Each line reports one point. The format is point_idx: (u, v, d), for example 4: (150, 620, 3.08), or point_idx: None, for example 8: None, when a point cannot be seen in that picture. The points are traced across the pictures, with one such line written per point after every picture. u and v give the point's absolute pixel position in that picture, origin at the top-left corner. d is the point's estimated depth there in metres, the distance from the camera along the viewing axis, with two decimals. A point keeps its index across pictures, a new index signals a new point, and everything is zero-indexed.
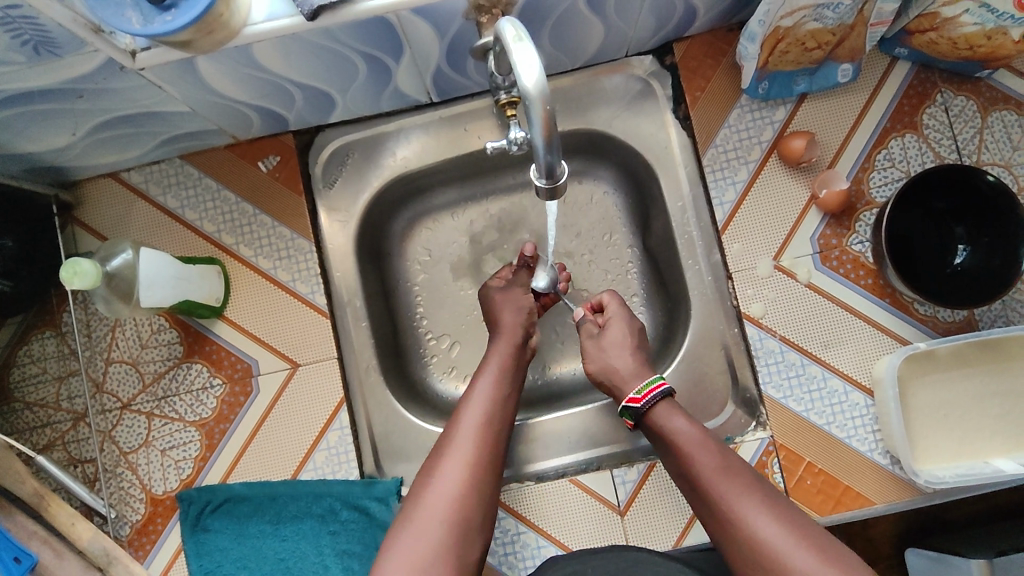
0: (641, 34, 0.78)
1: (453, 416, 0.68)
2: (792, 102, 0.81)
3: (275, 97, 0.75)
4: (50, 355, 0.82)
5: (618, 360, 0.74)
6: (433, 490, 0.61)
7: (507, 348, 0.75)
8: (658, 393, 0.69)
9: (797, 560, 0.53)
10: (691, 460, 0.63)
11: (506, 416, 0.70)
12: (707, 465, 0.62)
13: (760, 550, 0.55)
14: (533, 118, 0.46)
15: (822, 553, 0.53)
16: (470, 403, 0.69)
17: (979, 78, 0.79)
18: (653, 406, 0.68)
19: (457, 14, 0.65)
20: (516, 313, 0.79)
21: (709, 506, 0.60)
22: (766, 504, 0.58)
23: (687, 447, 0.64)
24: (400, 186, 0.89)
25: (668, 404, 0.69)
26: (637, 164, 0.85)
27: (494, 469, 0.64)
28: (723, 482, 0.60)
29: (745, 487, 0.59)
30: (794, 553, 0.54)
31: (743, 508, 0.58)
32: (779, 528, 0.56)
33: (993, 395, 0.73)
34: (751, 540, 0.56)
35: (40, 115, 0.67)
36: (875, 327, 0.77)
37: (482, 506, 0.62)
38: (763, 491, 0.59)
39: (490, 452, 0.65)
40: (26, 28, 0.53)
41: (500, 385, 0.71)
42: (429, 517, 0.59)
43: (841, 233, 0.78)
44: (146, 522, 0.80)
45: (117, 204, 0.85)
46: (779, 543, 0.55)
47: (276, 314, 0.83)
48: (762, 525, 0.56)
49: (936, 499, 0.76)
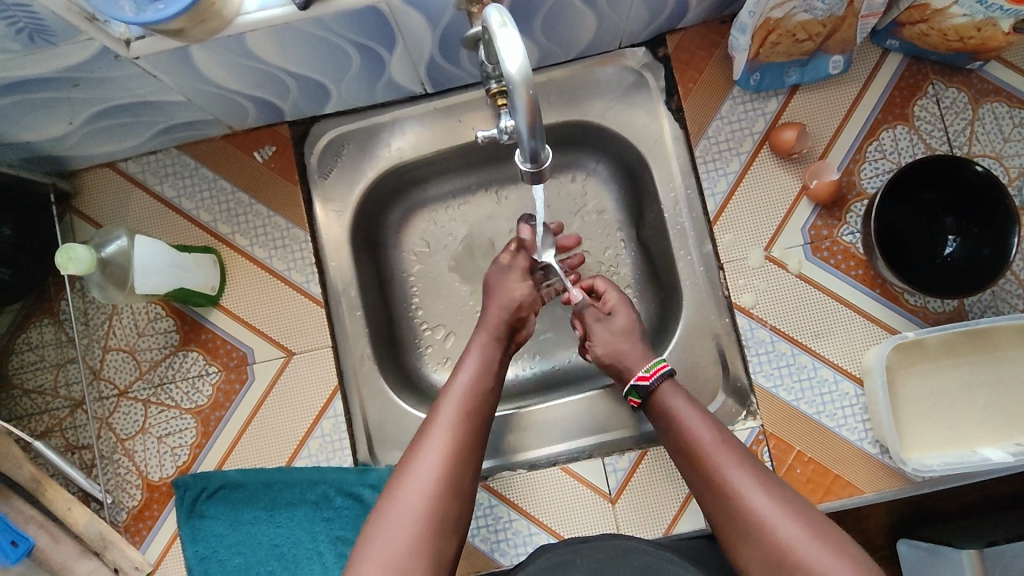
0: (634, 26, 0.78)
1: (432, 407, 0.68)
2: (784, 94, 0.81)
3: (270, 87, 0.75)
4: (48, 343, 0.83)
5: (627, 344, 0.73)
6: (408, 483, 0.61)
7: (488, 337, 0.75)
8: (664, 372, 0.68)
9: (788, 532, 0.55)
10: (691, 433, 0.63)
11: (486, 407, 0.69)
12: (706, 438, 0.63)
13: (754, 523, 0.56)
14: (516, 104, 0.47)
15: (812, 529, 0.55)
16: (449, 394, 0.68)
17: (970, 70, 0.79)
18: (660, 385, 0.68)
19: (449, 5, 0.65)
20: (506, 299, 0.77)
21: (704, 480, 0.61)
22: (759, 479, 0.59)
23: (685, 422, 0.64)
24: (395, 177, 0.89)
25: (672, 384, 0.69)
26: (630, 155, 0.86)
27: (471, 462, 0.64)
28: (721, 456, 0.61)
29: (740, 461, 0.60)
30: (785, 525, 0.55)
31: (736, 481, 0.59)
32: (774, 504, 0.57)
33: (981, 385, 0.73)
34: (744, 514, 0.57)
35: (38, 103, 0.67)
36: (864, 317, 0.77)
37: (456, 501, 0.62)
38: (756, 466, 0.60)
39: (467, 445, 0.65)
40: (21, 17, 0.54)
41: (480, 375, 0.70)
42: (404, 510, 0.59)
43: (832, 224, 0.79)
44: (142, 509, 0.81)
45: (115, 193, 0.85)
46: (771, 517, 0.56)
47: (271, 303, 0.84)
48: (756, 499, 0.57)
49: (926, 489, 0.76)
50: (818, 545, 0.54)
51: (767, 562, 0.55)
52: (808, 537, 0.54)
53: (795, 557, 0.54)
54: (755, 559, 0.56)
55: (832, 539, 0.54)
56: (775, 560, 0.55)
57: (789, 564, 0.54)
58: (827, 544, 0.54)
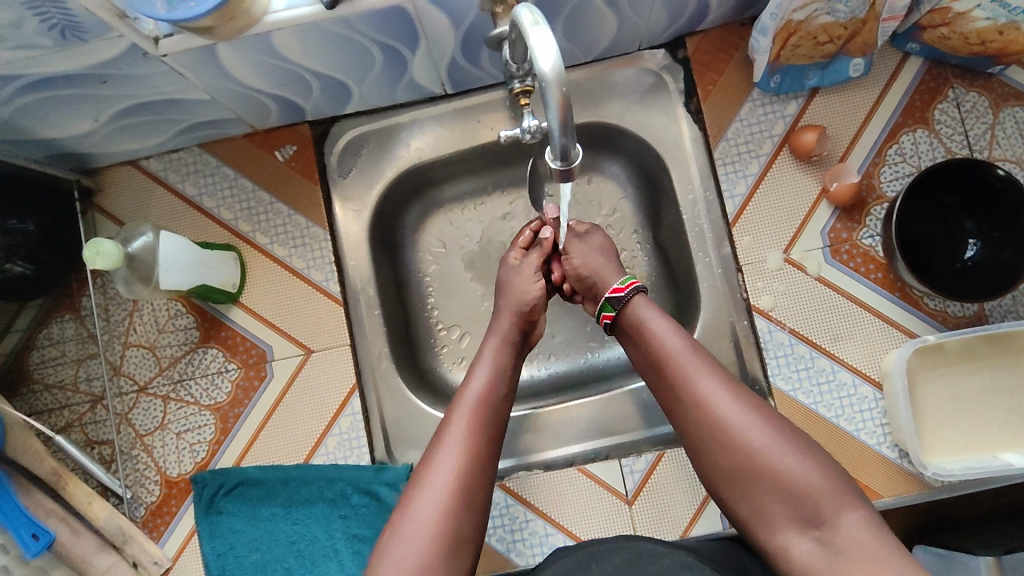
0: (654, 27, 0.79)
1: (446, 414, 0.65)
2: (804, 96, 0.81)
3: (294, 86, 0.76)
4: (70, 338, 0.84)
5: (603, 258, 0.75)
6: (421, 499, 0.58)
7: (501, 340, 0.72)
8: (637, 286, 0.69)
9: (756, 438, 0.56)
10: (662, 343, 0.63)
11: (500, 416, 0.66)
12: (676, 347, 0.62)
13: (723, 428, 0.57)
14: (548, 102, 0.47)
15: (780, 432, 0.57)
16: (463, 399, 0.65)
17: (990, 74, 0.79)
18: (633, 298, 0.68)
19: (473, 5, 0.66)
20: (516, 300, 0.74)
21: (671, 385, 0.61)
22: (727, 385, 0.59)
23: (656, 333, 0.64)
24: (413, 177, 0.90)
25: (645, 299, 0.69)
26: (648, 157, 0.86)
27: (487, 475, 0.61)
28: (691, 365, 0.61)
29: (710, 369, 0.60)
30: (753, 431, 0.56)
31: (705, 389, 0.59)
32: (743, 410, 0.58)
33: (1002, 390, 0.72)
34: (712, 419, 0.58)
35: (65, 100, 0.68)
36: (884, 321, 0.77)
37: (471, 516, 0.59)
38: (727, 373, 0.61)
39: (483, 456, 0.62)
40: (53, 13, 0.55)
41: (493, 382, 0.67)
42: (418, 524, 0.57)
43: (852, 227, 0.79)
44: (161, 504, 0.82)
45: (137, 191, 0.86)
46: (739, 422, 0.57)
47: (290, 301, 0.84)
48: (727, 407, 0.58)
49: (945, 494, 0.76)
50: (785, 452, 0.55)
51: (732, 466, 0.57)
52: (777, 443, 0.56)
53: (762, 460, 0.55)
54: (720, 463, 0.57)
55: (798, 442, 0.56)
56: (742, 464, 0.56)
57: (757, 467, 0.56)
58: (793, 448, 0.56)
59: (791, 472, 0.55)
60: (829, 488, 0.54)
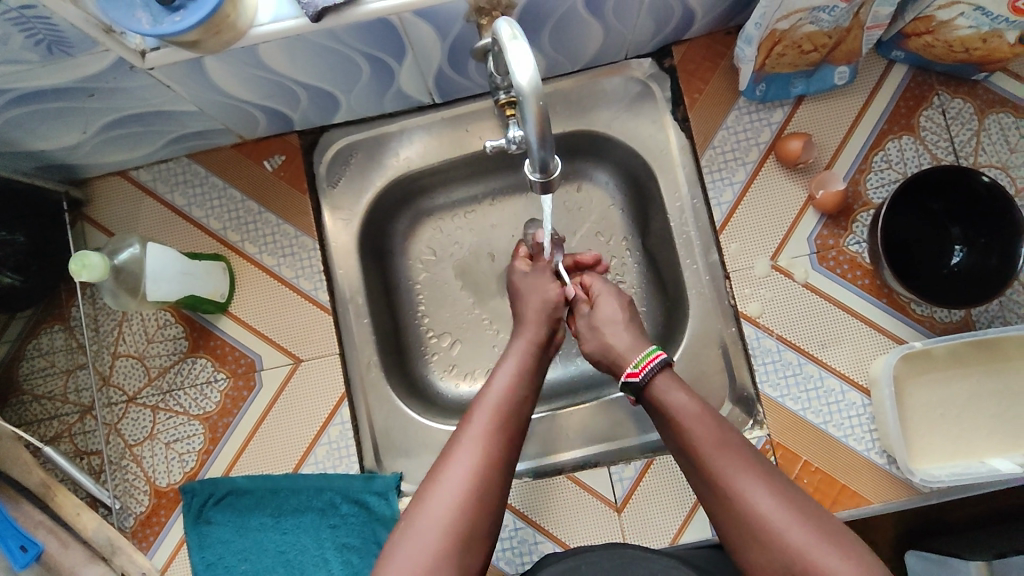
0: (640, 37, 0.79)
1: (467, 411, 0.65)
2: (790, 104, 0.81)
3: (281, 97, 0.76)
4: (58, 349, 0.84)
5: (613, 336, 0.72)
6: (436, 496, 0.58)
7: (526, 343, 0.72)
8: (655, 365, 0.66)
9: (796, 538, 0.53)
10: (689, 433, 0.61)
11: (522, 418, 0.66)
12: (704, 438, 0.60)
13: (757, 525, 0.54)
14: (527, 116, 0.47)
15: (819, 527, 0.53)
16: (486, 398, 0.65)
17: (975, 81, 0.79)
18: (652, 379, 0.66)
19: (459, 16, 0.66)
20: (540, 303, 0.76)
21: (706, 479, 0.59)
22: (762, 477, 0.57)
23: (683, 421, 0.62)
24: (402, 186, 0.90)
25: (667, 375, 0.66)
26: (636, 164, 0.86)
27: (504, 476, 0.61)
28: (722, 459, 0.58)
29: (747, 464, 0.58)
30: (792, 531, 0.53)
31: (742, 487, 0.56)
32: (782, 509, 0.55)
33: (990, 395, 0.72)
34: (746, 516, 0.55)
35: (52, 113, 0.69)
36: (871, 327, 0.77)
37: (485, 514, 0.59)
38: (764, 468, 0.58)
39: (501, 457, 0.61)
40: (39, 29, 0.55)
41: (516, 384, 0.67)
42: (431, 519, 0.57)
43: (838, 234, 0.79)
44: (150, 514, 0.82)
45: (126, 201, 0.86)
46: (774, 518, 0.54)
47: (279, 310, 0.84)
48: (762, 502, 0.55)
49: (934, 500, 0.75)
50: (828, 549, 0.52)
51: (772, 566, 0.53)
52: (815, 539, 0.52)
53: (801, 560, 0.52)
54: (760, 563, 0.54)
55: (842, 541, 0.53)
56: (781, 566, 0.53)
57: (797, 569, 0.52)
58: (834, 544, 0.52)
59: (833, 574, 0.51)
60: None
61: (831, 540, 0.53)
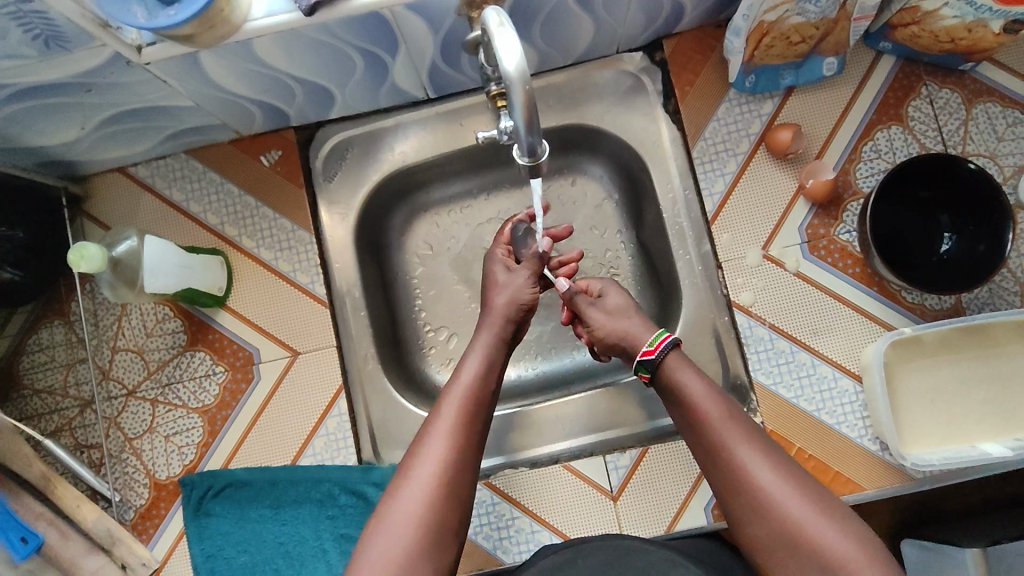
0: (631, 30, 0.80)
1: (433, 406, 0.65)
2: (780, 95, 0.82)
3: (277, 92, 0.77)
4: (58, 344, 0.85)
5: (627, 321, 0.72)
6: (408, 489, 0.59)
7: (493, 333, 0.73)
8: (669, 343, 0.66)
9: (795, 509, 0.54)
10: (696, 408, 0.62)
11: (488, 409, 0.67)
12: (712, 414, 0.61)
13: (761, 502, 0.56)
14: (514, 102, 0.48)
15: (818, 504, 0.55)
16: (451, 393, 0.66)
17: (962, 71, 0.80)
18: (666, 358, 0.66)
19: (450, 10, 0.67)
20: (512, 296, 0.75)
21: (711, 455, 0.60)
22: (766, 455, 0.58)
23: (691, 398, 0.62)
24: (398, 180, 0.91)
25: (678, 356, 0.66)
26: (628, 157, 0.87)
27: (471, 467, 0.62)
28: (727, 431, 0.59)
29: (749, 436, 0.59)
30: (791, 502, 0.55)
31: (745, 457, 0.58)
32: (782, 480, 0.56)
33: (979, 381, 0.73)
34: (751, 493, 0.56)
35: (51, 108, 0.70)
36: (862, 315, 0.78)
37: (454, 508, 0.60)
38: (764, 441, 0.59)
39: (468, 448, 0.62)
40: (37, 24, 0.56)
41: (482, 374, 0.68)
42: (400, 517, 0.58)
43: (829, 223, 0.80)
44: (150, 507, 0.82)
45: (124, 197, 0.87)
46: (776, 493, 0.55)
47: (277, 304, 0.85)
48: (763, 475, 0.56)
49: (926, 485, 0.76)
50: (823, 520, 0.53)
51: (773, 541, 0.55)
52: (814, 516, 0.54)
53: (801, 535, 0.53)
54: (761, 537, 0.56)
55: (836, 512, 0.54)
56: (780, 536, 0.54)
57: (793, 538, 0.54)
58: (829, 516, 0.54)
59: (831, 548, 0.52)
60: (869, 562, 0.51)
61: (825, 511, 0.54)
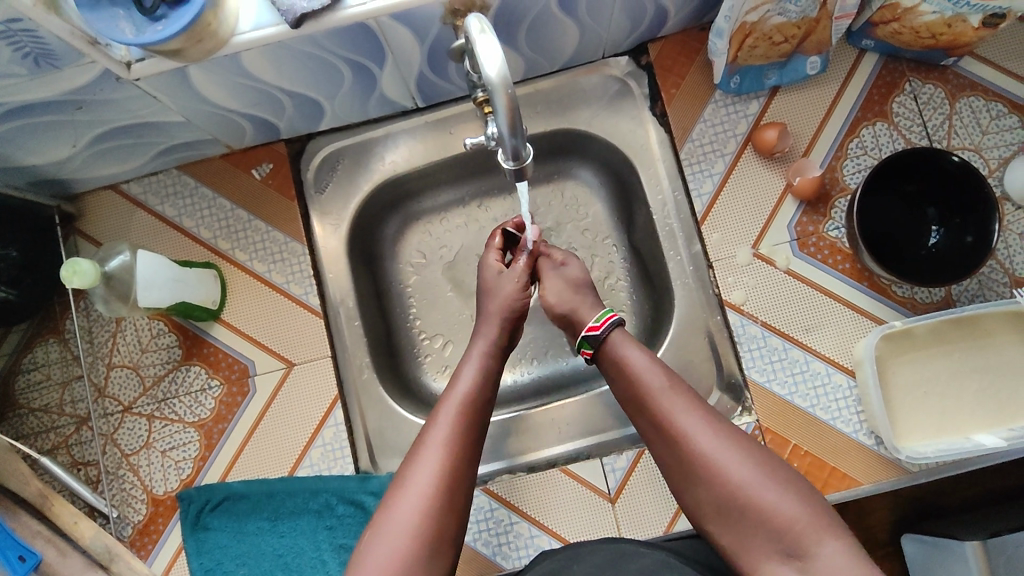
0: (616, 35, 0.81)
1: (433, 413, 0.65)
2: (764, 95, 0.83)
3: (266, 105, 0.78)
4: (54, 361, 0.85)
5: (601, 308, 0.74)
6: (404, 498, 0.59)
7: (488, 340, 0.73)
8: (613, 321, 0.69)
9: (739, 474, 0.56)
10: (640, 382, 0.64)
11: (485, 417, 0.67)
12: (657, 385, 0.63)
13: (705, 465, 0.58)
14: (498, 106, 0.49)
15: (761, 467, 0.57)
16: (449, 401, 0.66)
17: (945, 67, 0.81)
18: (610, 335, 0.69)
19: (435, 19, 0.68)
20: (502, 306, 0.74)
21: (655, 425, 0.62)
22: (708, 422, 0.60)
23: (636, 370, 0.64)
24: (389, 190, 0.92)
25: (623, 334, 0.69)
26: (617, 161, 0.88)
27: (468, 475, 0.62)
28: (671, 401, 0.61)
29: (692, 405, 0.61)
30: (736, 467, 0.57)
31: (689, 426, 0.60)
32: (727, 446, 0.58)
33: (972, 372, 0.73)
34: (695, 458, 0.58)
35: (43, 126, 0.70)
36: (854, 310, 0.78)
37: (453, 516, 0.59)
38: (708, 410, 0.61)
39: (465, 456, 0.62)
40: (26, 42, 0.57)
41: (479, 382, 0.68)
42: (399, 525, 0.57)
43: (817, 220, 0.80)
44: (148, 523, 0.82)
45: (117, 214, 0.88)
46: (720, 457, 0.57)
47: (271, 316, 0.86)
48: (708, 442, 0.58)
49: (923, 479, 0.76)
50: (770, 485, 0.56)
51: (717, 502, 0.57)
52: (759, 477, 0.56)
53: (746, 496, 0.56)
54: (706, 500, 0.58)
55: (783, 478, 0.56)
56: (728, 502, 0.56)
57: (739, 502, 0.56)
58: (775, 481, 0.56)
59: (774, 507, 0.55)
60: (812, 521, 0.54)
61: (770, 474, 0.56)
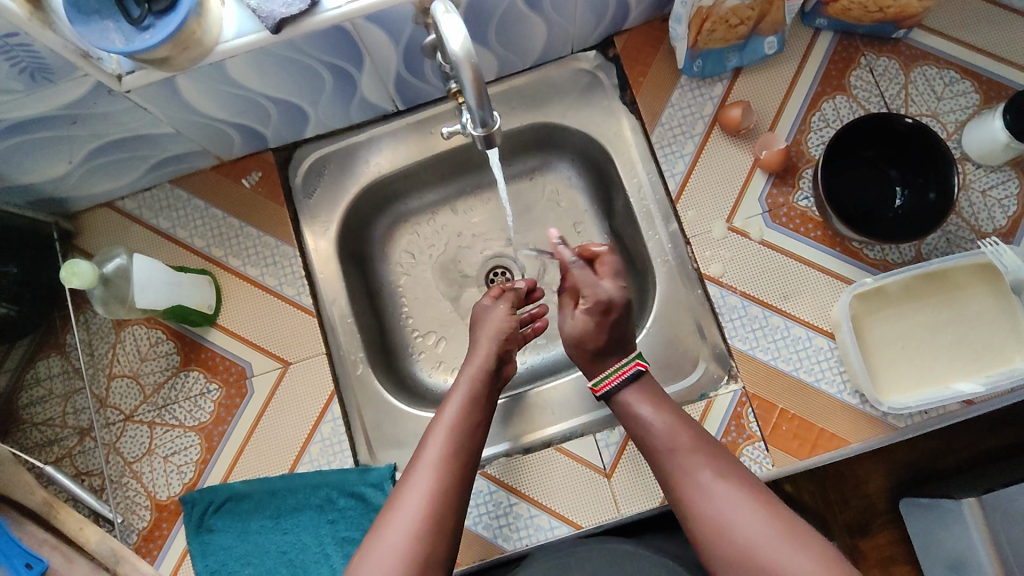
0: (582, 30, 0.85)
1: (421, 443, 0.68)
2: (727, 77, 0.87)
3: (252, 114, 0.82)
4: (56, 375, 0.87)
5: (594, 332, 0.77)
6: (394, 524, 0.61)
7: (475, 368, 0.75)
8: (625, 376, 0.74)
9: (750, 529, 0.59)
10: (658, 438, 0.68)
11: (474, 444, 0.69)
12: (674, 443, 0.67)
13: (717, 521, 0.60)
14: (464, 80, 0.53)
15: (778, 529, 0.58)
16: (436, 432, 0.68)
17: (896, 40, 0.85)
18: (620, 390, 0.73)
19: (407, 19, 0.72)
20: (494, 330, 0.79)
21: (670, 480, 0.65)
22: (723, 480, 0.63)
23: (653, 428, 0.69)
24: (376, 193, 0.95)
25: (637, 387, 0.73)
26: (593, 150, 0.91)
27: (457, 503, 0.64)
28: (687, 460, 0.65)
29: (706, 463, 0.64)
30: (746, 522, 0.59)
31: (702, 483, 0.63)
32: (737, 501, 0.61)
33: (946, 325, 0.75)
34: (712, 521, 0.61)
35: (39, 143, 0.74)
36: (828, 274, 0.81)
37: (441, 543, 0.61)
38: (721, 466, 0.64)
39: (454, 483, 0.64)
40: (23, 56, 0.61)
41: (467, 412, 0.71)
42: (386, 551, 0.59)
43: (787, 191, 0.83)
44: (152, 529, 0.83)
45: (113, 230, 0.91)
46: (731, 513, 0.60)
47: (266, 318, 0.88)
48: (720, 499, 0.61)
49: (912, 434, 0.78)
50: (778, 541, 0.57)
51: (728, 558, 0.59)
52: (767, 532, 0.58)
53: (755, 554, 0.57)
54: (717, 554, 0.60)
55: (792, 532, 0.58)
56: (738, 557, 0.58)
57: (749, 558, 0.58)
58: (782, 535, 0.58)
59: (782, 565, 0.56)
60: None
61: (779, 528, 0.59)
